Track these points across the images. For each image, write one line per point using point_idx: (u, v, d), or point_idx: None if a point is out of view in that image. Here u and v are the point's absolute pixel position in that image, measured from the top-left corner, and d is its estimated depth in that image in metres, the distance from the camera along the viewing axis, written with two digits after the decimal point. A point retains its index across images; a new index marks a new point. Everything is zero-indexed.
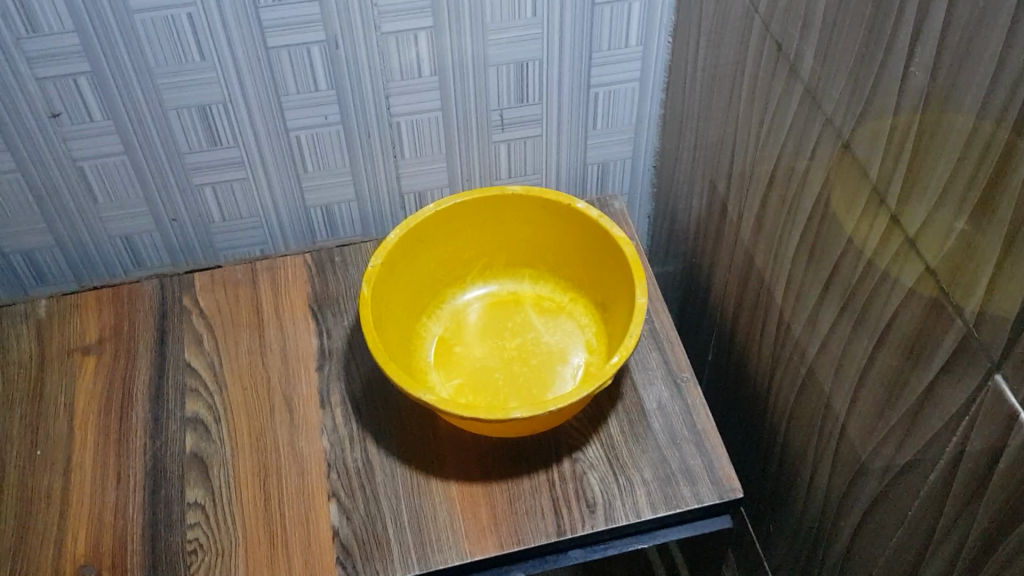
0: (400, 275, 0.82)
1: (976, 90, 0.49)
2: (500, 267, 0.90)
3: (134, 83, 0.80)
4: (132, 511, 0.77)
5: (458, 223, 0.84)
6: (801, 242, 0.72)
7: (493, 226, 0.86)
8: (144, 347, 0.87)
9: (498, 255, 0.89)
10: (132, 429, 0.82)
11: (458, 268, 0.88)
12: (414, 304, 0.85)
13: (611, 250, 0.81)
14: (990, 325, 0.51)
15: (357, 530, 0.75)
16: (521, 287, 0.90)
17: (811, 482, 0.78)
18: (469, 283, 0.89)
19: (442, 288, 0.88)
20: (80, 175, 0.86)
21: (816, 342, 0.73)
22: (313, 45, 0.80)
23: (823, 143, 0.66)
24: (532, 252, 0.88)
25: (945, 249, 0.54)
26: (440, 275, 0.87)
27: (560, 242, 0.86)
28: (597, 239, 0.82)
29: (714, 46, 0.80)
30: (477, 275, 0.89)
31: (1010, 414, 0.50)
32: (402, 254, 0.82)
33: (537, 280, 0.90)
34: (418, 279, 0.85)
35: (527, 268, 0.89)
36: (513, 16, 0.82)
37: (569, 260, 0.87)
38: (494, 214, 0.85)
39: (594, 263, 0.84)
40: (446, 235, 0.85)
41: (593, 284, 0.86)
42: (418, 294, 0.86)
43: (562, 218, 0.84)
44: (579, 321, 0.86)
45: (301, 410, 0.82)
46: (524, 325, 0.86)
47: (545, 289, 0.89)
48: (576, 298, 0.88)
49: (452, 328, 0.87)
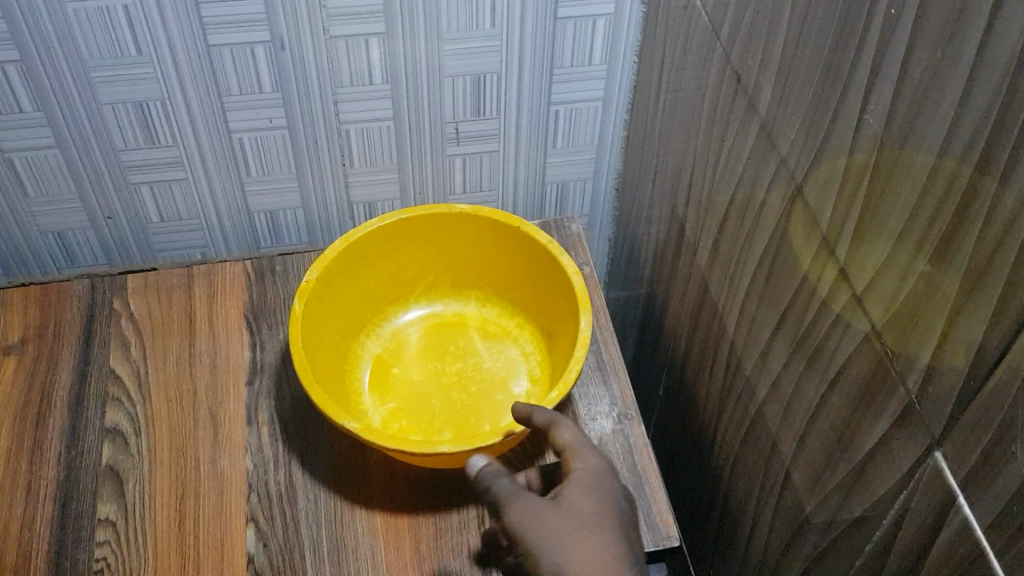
0: (337, 291, 0.79)
1: (930, 142, 0.45)
2: (445, 287, 0.87)
3: (66, 75, 0.75)
4: (39, 524, 0.73)
5: (401, 240, 0.81)
6: (753, 283, 0.69)
7: (438, 244, 0.83)
8: (69, 350, 0.83)
9: (444, 275, 0.86)
10: (46, 437, 0.78)
11: (400, 286, 0.85)
12: (351, 322, 0.82)
13: (558, 278, 0.77)
14: (932, 398, 0.47)
15: (274, 558, 0.71)
16: (466, 309, 0.87)
17: (755, 527, 0.75)
18: (412, 303, 0.87)
19: (382, 307, 0.85)
20: (10, 167, 0.82)
21: (763, 387, 0.69)
22: (257, 45, 0.76)
23: (777, 184, 0.63)
24: (479, 274, 0.85)
25: (890, 312, 0.50)
26: (380, 293, 0.84)
27: (508, 266, 0.83)
28: (545, 265, 0.79)
29: (677, 70, 0.77)
30: (420, 294, 0.87)
31: (947, 496, 0.47)
32: (341, 269, 0.78)
33: (483, 302, 0.87)
34: (357, 295, 0.82)
35: (474, 290, 0.87)
36: (470, 27, 0.78)
37: (515, 284, 0.84)
38: (439, 232, 0.82)
39: (541, 289, 0.81)
40: (387, 252, 0.81)
41: (540, 311, 0.82)
42: (357, 311, 0.83)
43: (510, 240, 0.80)
44: (524, 349, 0.83)
45: (226, 426, 0.79)
46: (465, 349, 0.83)
47: (491, 312, 0.86)
48: (522, 324, 0.85)
49: (391, 348, 0.84)
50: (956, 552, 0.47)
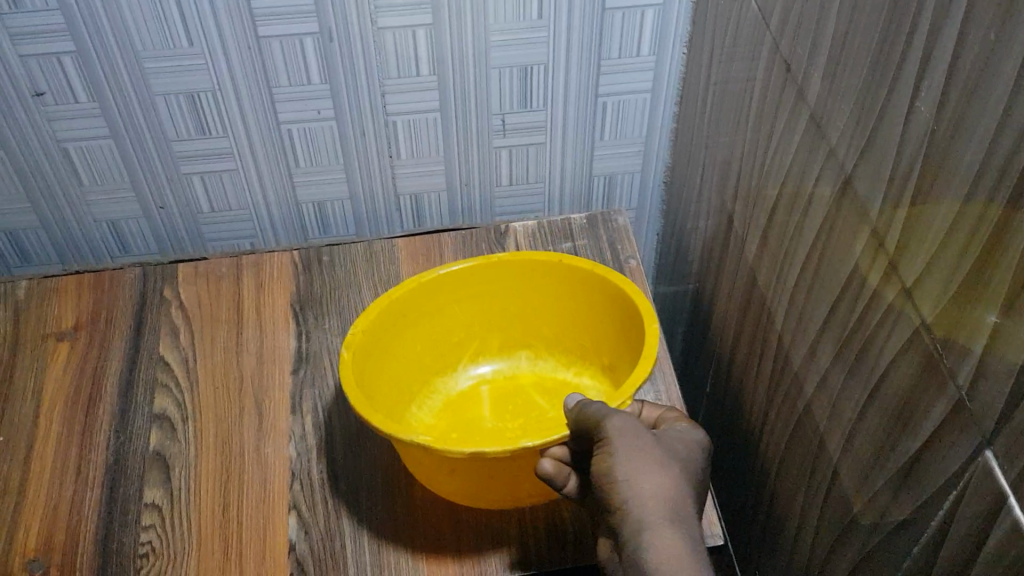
0: (386, 347, 0.80)
1: (983, 129, 0.44)
2: (494, 350, 0.88)
3: (119, 64, 0.76)
4: (87, 507, 0.74)
5: (442, 296, 0.83)
6: (800, 278, 0.68)
7: (482, 299, 0.85)
8: (120, 338, 0.85)
9: (492, 336, 0.88)
10: (97, 422, 0.79)
11: (446, 353, 0.87)
12: (405, 387, 0.83)
13: (618, 300, 0.79)
14: (982, 395, 0.46)
15: (315, 546, 0.71)
16: (520, 370, 0.88)
17: (801, 526, 0.74)
18: (463, 372, 0.88)
19: (434, 379, 0.86)
20: (65, 155, 0.83)
21: (809, 383, 0.68)
22: (306, 36, 0.76)
23: (825, 176, 0.62)
24: (529, 328, 0.87)
25: (940, 306, 0.49)
26: (427, 361, 0.85)
27: (559, 310, 0.85)
28: (600, 291, 0.81)
29: (726, 61, 0.76)
30: (469, 361, 0.88)
31: (998, 495, 0.45)
32: (389, 328, 0.80)
33: (535, 359, 0.88)
34: (407, 360, 0.83)
35: (523, 348, 0.88)
36: (518, 17, 0.78)
37: (566, 329, 0.86)
38: (482, 285, 0.84)
39: (600, 324, 0.83)
40: (430, 311, 0.83)
41: (598, 348, 0.84)
42: (410, 378, 0.84)
43: (559, 276, 0.83)
44: (588, 393, 0.84)
45: (270, 414, 0.79)
46: (527, 405, 0.84)
47: (544, 367, 0.88)
48: (580, 371, 0.86)
49: (449, 413, 0.84)
50: (1006, 554, 0.45)
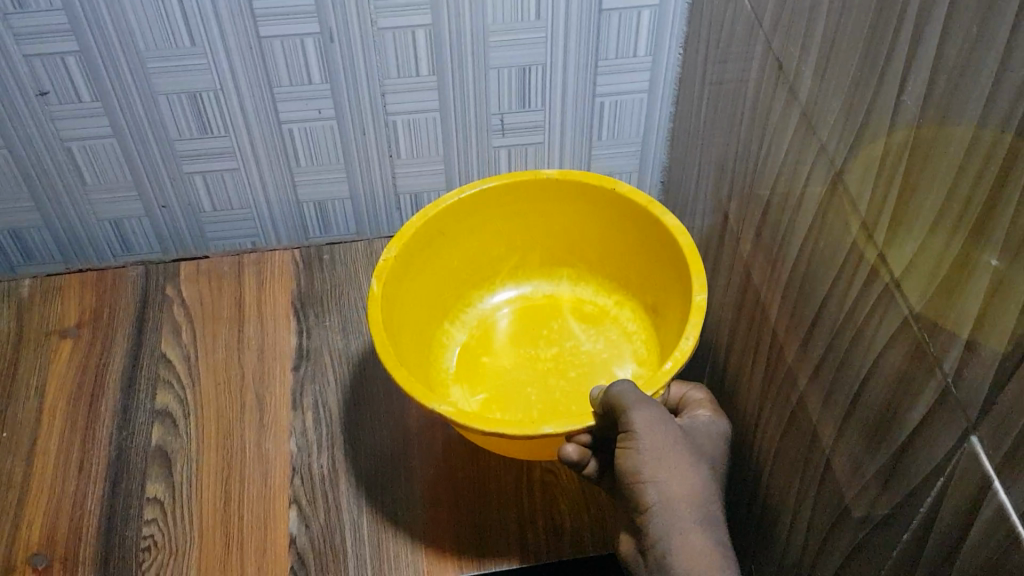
0: (420, 269, 0.82)
1: (967, 121, 0.45)
2: (533, 268, 0.90)
3: (121, 63, 0.77)
4: (89, 501, 0.75)
5: (482, 215, 0.84)
6: (793, 273, 0.69)
7: (524, 219, 0.86)
8: (122, 335, 0.86)
9: (533, 254, 0.89)
10: (99, 417, 0.80)
11: (485, 268, 0.89)
12: (436, 306, 0.86)
13: (660, 240, 0.79)
14: (967, 383, 0.46)
15: (315, 539, 0.72)
16: (558, 290, 0.90)
17: (794, 520, 0.74)
18: (498, 287, 0.90)
19: (469, 292, 0.89)
20: (69, 154, 0.84)
21: (802, 377, 0.69)
22: (307, 37, 0.77)
23: (817, 172, 0.62)
24: (572, 251, 0.89)
25: (926, 295, 0.50)
26: (464, 275, 0.87)
27: (606, 240, 0.86)
28: (643, 229, 0.81)
29: (720, 61, 0.77)
30: (507, 276, 0.90)
31: (983, 481, 0.46)
32: (424, 248, 0.81)
33: (575, 282, 0.90)
34: (443, 276, 0.85)
35: (565, 269, 0.90)
36: (516, 18, 0.79)
37: (611, 258, 0.87)
38: (523, 207, 0.85)
39: (642, 263, 0.84)
40: (469, 229, 0.84)
41: (641, 286, 0.86)
42: (442, 295, 0.86)
43: (604, 205, 0.83)
44: (626, 329, 0.87)
45: (271, 410, 0.80)
46: (561, 332, 0.86)
47: (583, 291, 0.90)
48: (622, 303, 0.88)
49: (479, 335, 0.87)
50: (992, 538, 0.46)
